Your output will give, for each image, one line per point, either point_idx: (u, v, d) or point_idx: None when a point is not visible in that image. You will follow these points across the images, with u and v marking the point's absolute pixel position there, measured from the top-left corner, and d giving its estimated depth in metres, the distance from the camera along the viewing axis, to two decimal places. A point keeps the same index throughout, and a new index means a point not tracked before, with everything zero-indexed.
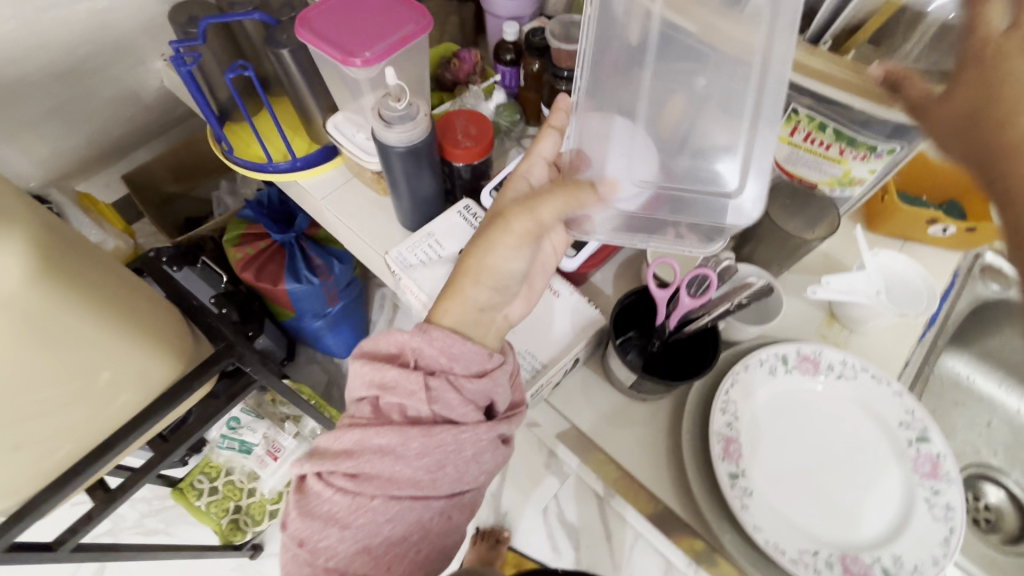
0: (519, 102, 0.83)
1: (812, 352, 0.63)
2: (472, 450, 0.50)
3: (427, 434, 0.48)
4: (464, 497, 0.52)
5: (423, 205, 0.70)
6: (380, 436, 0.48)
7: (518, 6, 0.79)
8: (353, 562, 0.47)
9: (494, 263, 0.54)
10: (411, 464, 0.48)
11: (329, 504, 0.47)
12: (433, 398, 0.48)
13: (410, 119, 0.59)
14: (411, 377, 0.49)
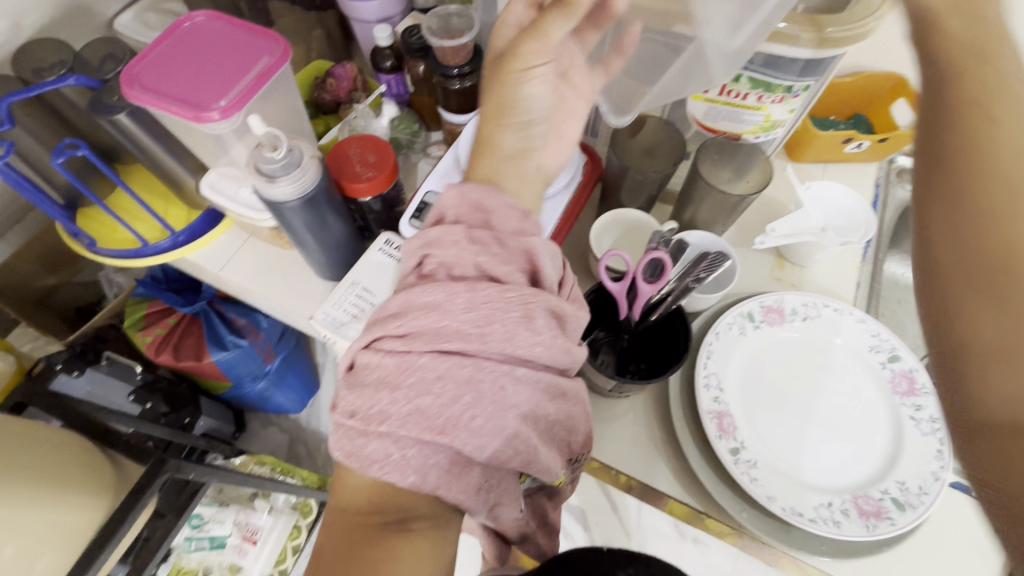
0: (413, 108, 0.76)
1: (774, 302, 0.62)
2: (522, 313, 0.39)
3: (472, 287, 0.38)
4: (524, 369, 0.38)
5: (338, 250, 0.62)
6: (422, 294, 0.38)
7: (384, 5, 0.71)
8: (405, 428, 0.35)
9: (514, 94, 0.46)
10: (457, 312, 0.37)
11: (377, 368, 0.37)
12: (476, 247, 0.40)
13: (296, 166, 0.50)
14: (452, 233, 0.41)
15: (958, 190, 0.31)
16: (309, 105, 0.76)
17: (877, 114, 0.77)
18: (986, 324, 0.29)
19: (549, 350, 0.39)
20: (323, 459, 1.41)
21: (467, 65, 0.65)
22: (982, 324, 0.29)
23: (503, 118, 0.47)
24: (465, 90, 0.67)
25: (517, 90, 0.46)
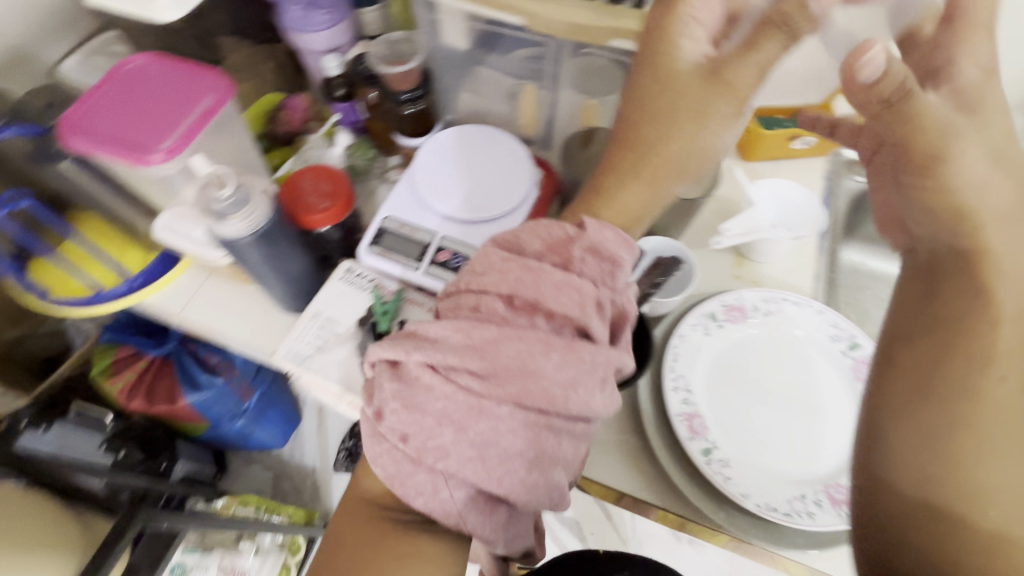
0: (368, 133, 0.74)
1: (735, 300, 0.63)
2: (601, 376, 0.40)
3: (569, 347, 0.39)
4: (579, 427, 0.40)
5: (299, 283, 0.61)
6: (508, 345, 0.38)
7: (332, 34, 0.70)
8: (463, 470, 0.38)
9: (694, 143, 0.49)
10: (550, 370, 0.38)
11: (444, 401, 0.38)
12: (570, 296, 0.40)
13: (246, 202, 0.50)
14: (569, 286, 0.40)
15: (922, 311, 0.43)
16: (265, 138, 0.75)
17: None
18: (927, 455, 0.38)
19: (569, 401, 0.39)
20: (310, 494, 1.36)
21: (418, 90, 0.66)
22: (916, 461, 0.38)
23: (685, 159, 0.48)
24: (418, 114, 0.68)
25: (697, 141, 0.49)
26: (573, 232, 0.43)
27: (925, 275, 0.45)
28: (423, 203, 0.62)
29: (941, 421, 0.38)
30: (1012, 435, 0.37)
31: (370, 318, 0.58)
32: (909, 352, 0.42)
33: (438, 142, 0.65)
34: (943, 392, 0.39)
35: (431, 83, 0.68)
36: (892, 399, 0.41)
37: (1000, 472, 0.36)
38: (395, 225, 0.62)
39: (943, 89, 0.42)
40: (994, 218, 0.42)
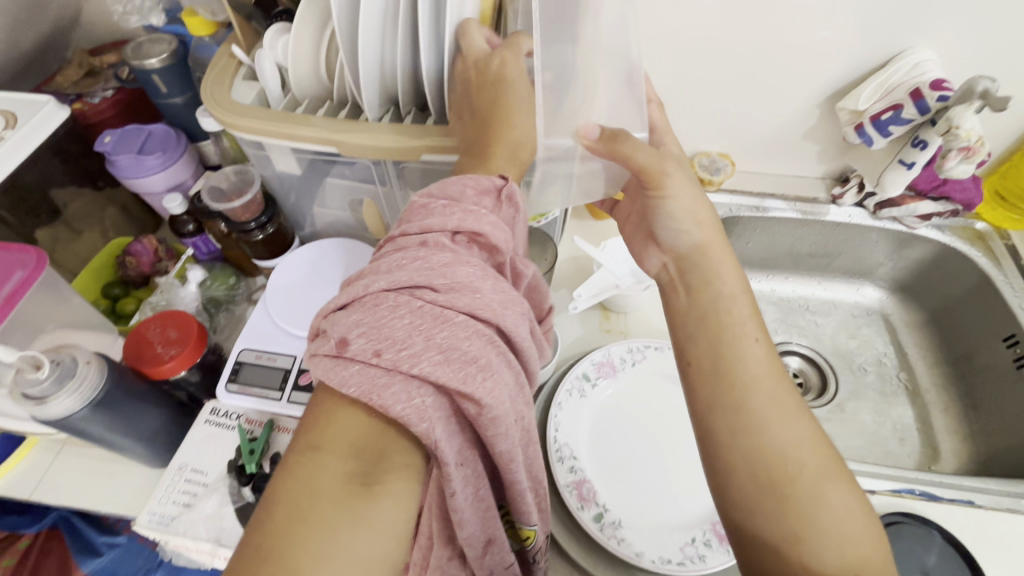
0: (227, 260, 0.75)
1: (603, 357, 0.66)
2: (523, 309, 0.38)
3: (501, 278, 0.37)
4: (515, 356, 0.37)
5: (159, 437, 0.58)
6: (461, 266, 0.35)
7: (171, 174, 0.71)
8: (437, 375, 0.32)
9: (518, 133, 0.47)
10: (488, 293, 0.35)
11: (410, 315, 0.33)
12: (505, 232, 0.39)
13: (71, 376, 0.48)
14: (504, 225, 0.39)
15: (681, 339, 0.48)
16: (115, 287, 0.72)
17: None
18: (736, 455, 0.42)
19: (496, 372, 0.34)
20: None
21: (262, 216, 0.67)
22: (735, 468, 0.42)
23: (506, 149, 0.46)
24: (269, 237, 0.69)
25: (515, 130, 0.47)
26: (501, 183, 0.41)
27: (680, 281, 0.51)
28: (281, 329, 0.61)
29: (733, 407, 0.43)
30: (784, 404, 0.43)
31: (237, 461, 0.56)
32: (695, 346, 0.47)
33: (293, 258, 0.66)
34: (723, 382, 0.44)
35: (275, 206, 0.69)
36: (698, 396, 0.45)
37: (791, 432, 0.41)
38: (252, 357, 0.60)
39: (622, 144, 0.46)
40: (693, 245, 0.51)
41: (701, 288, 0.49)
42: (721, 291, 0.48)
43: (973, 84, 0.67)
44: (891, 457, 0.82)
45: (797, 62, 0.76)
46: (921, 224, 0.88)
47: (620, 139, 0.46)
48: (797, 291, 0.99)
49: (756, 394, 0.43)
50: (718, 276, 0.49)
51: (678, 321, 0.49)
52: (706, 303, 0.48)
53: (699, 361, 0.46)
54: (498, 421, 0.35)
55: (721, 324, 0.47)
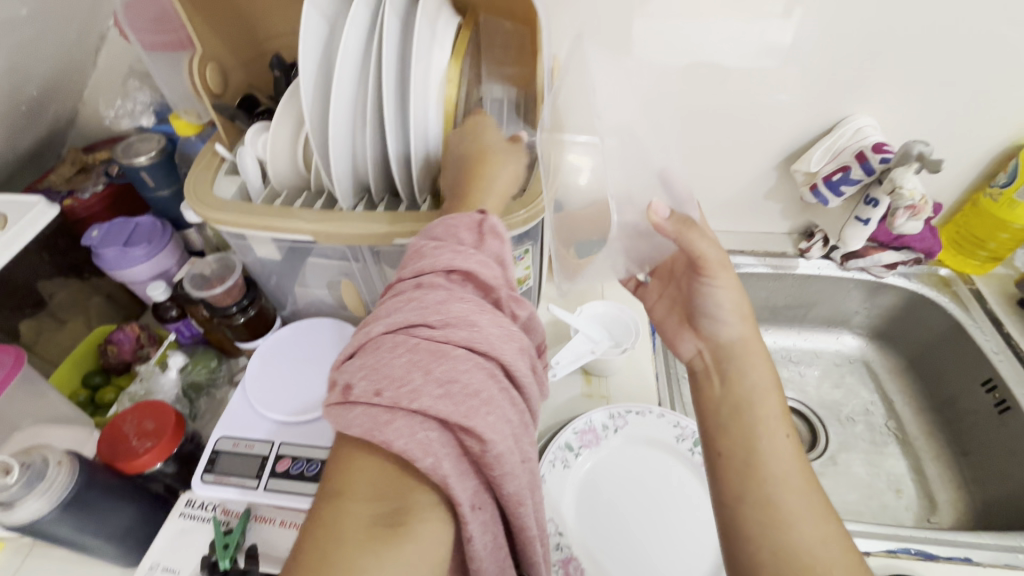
0: (209, 343, 0.76)
1: (585, 425, 0.66)
2: (520, 344, 0.39)
3: (496, 312, 0.38)
4: (517, 391, 0.37)
5: (133, 534, 0.56)
6: (457, 302, 0.36)
7: (156, 263, 0.73)
8: (438, 409, 0.32)
9: (498, 176, 0.50)
10: (487, 327, 0.36)
11: (408, 353, 0.34)
12: (494, 265, 0.40)
13: (41, 478, 0.48)
14: (493, 262, 0.40)
15: (714, 427, 0.50)
16: (96, 375, 0.73)
17: None
18: (764, 550, 0.42)
19: (496, 403, 0.34)
20: None
21: (244, 299, 0.69)
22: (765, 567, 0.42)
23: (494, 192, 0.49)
24: (251, 319, 0.70)
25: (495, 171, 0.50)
26: (479, 216, 0.42)
27: (715, 369, 0.53)
28: (259, 414, 0.61)
29: (761, 500, 0.44)
30: (811, 502, 0.43)
31: (212, 556, 0.54)
32: (727, 441, 0.48)
33: (273, 342, 0.67)
34: (750, 473, 0.45)
35: (256, 289, 0.71)
36: (730, 490, 0.46)
37: (817, 534, 0.42)
38: (229, 445, 0.59)
39: (688, 232, 0.51)
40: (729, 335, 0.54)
41: (734, 377, 0.51)
42: (757, 382, 0.50)
43: (909, 147, 0.71)
44: (889, 510, 0.81)
45: (751, 130, 0.81)
46: (888, 273, 0.90)
47: (689, 222, 0.52)
48: (777, 343, 1.01)
49: (786, 490, 0.44)
50: (757, 365, 0.51)
51: (712, 407, 0.51)
52: (740, 392, 0.50)
53: (732, 451, 0.48)
54: (504, 458, 0.34)
55: (752, 413, 0.49)
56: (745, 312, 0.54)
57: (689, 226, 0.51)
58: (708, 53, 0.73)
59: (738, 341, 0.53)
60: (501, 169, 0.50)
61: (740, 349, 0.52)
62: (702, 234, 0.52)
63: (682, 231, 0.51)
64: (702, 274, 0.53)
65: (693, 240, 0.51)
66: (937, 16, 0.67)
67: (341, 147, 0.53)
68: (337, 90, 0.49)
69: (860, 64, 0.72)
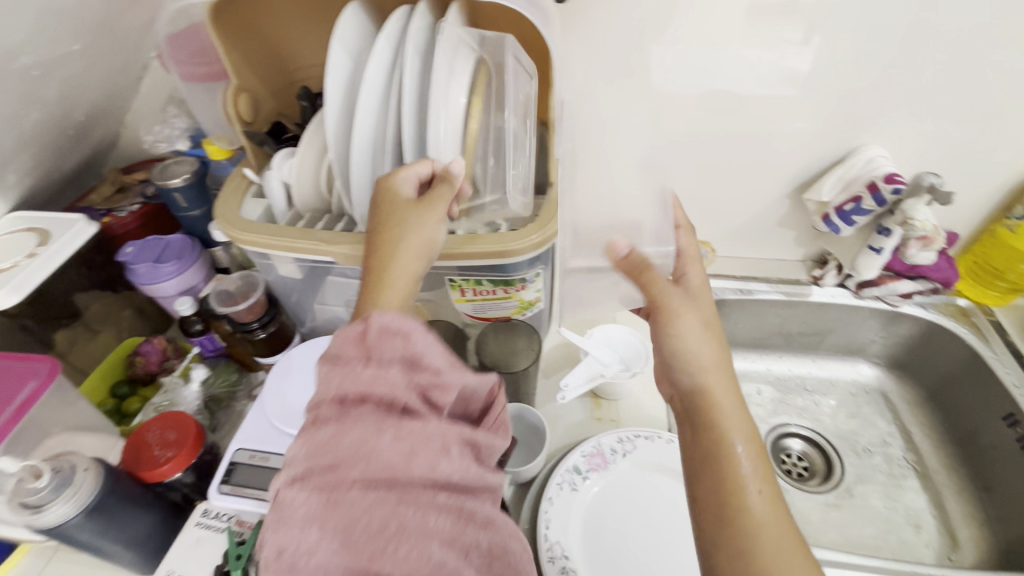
0: (230, 357, 0.78)
1: (594, 448, 0.67)
2: (441, 443, 0.37)
3: (397, 421, 0.36)
4: (445, 498, 0.36)
5: (149, 542, 0.58)
6: (347, 433, 0.36)
7: (183, 279, 0.77)
8: (336, 564, 0.32)
9: (426, 237, 0.50)
10: (385, 450, 0.35)
11: (302, 510, 0.34)
12: (391, 367, 0.38)
13: (68, 485, 0.50)
14: (388, 368, 0.38)
15: (698, 467, 0.45)
16: (122, 386, 0.76)
17: None
18: None
19: (406, 535, 0.34)
20: None
21: (266, 316, 0.72)
22: None
23: (405, 258, 0.49)
24: (271, 335, 0.73)
25: (412, 233, 0.49)
26: (363, 325, 0.40)
27: (689, 400, 0.50)
28: (275, 427, 0.63)
29: (750, 572, 0.39)
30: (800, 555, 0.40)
31: (224, 566, 0.56)
32: (710, 478, 0.44)
33: (291, 357, 0.69)
34: (736, 539, 0.41)
35: (278, 306, 0.74)
36: (722, 563, 0.41)
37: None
38: (246, 457, 0.61)
39: (638, 271, 0.54)
40: (702, 363, 0.50)
41: (708, 412, 0.48)
42: (734, 418, 0.47)
43: (920, 179, 0.73)
44: (907, 547, 0.78)
45: (762, 159, 0.83)
46: (904, 302, 0.90)
47: (643, 261, 0.55)
48: (792, 371, 1.00)
49: (776, 539, 0.40)
50: (728, 399, 0.48)
51: (692, 445, 0.47)
52: (719, 426, 0.46)
53: (716, 494, 0.43)
54: None
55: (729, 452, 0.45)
56: (713, 342, 0.52)
57: (643, 271, 0.54)
58: (721, 79, 0.74)
59: (708, 373, 0.50)
60: (423, 225, 0.50)
61: (709, 380, 0.49)
62: (656, 273, 0.54)
63: (632, 272, 0.55)
64: (663, 307, 0.53)
65: (650, 280, 0.54)
66: (949, 47, 0.68)
67: (363, 172, 0.55)
68: (361, 119, 0.53)
69: (871, 94, 0.73)
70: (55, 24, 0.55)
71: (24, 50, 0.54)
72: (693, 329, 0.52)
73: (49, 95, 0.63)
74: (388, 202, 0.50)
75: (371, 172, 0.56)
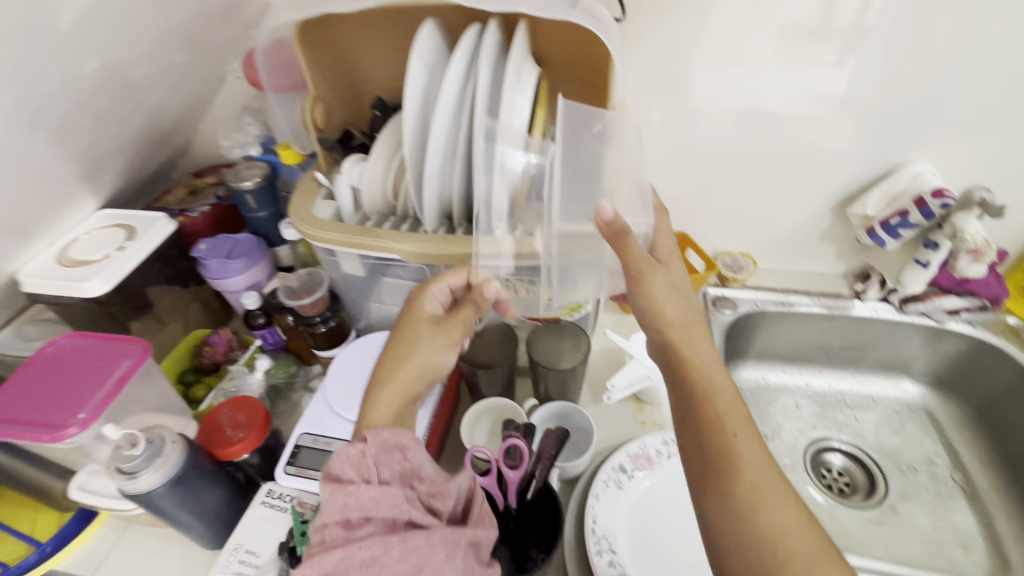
0: (289, 350, 0.83)
1: (639, 449, 0.68)
2: (444, 551, 0.44)
3: (402, 537, 0.43)
4: None
5: (219, 517, 0.62)
6: (359, 552, 0.41)
7: (250, 276, 0.82)
8: None
9: (430, 361, 0.61)
10: (394, 567, 0.42)
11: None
12: (392, 490, 0.45)
13: (158, 454, 0.54)
14: (387, 491, 0.45)
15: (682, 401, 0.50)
16: (189, 373, 0.80)
17: None
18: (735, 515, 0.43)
19: None
20: None
21: (327, 311, 0.76)
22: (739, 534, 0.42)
23: (407, 380, 0.60)
24: (331, 330, 0.77)
25: (418, 357, 0.61)
26: (362, 446, 0.48)
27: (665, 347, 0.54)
28: (336, 415, 0.67)
29: (724, 493, 0.44)
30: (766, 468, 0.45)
31: (290, 542, 0.58)
32: (691, 412, 0.49)
33: (350, 351, 0.73)
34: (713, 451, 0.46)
35: (338, 303, 0.78)
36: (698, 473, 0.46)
37: (779, 508, 0.42)
38: (310, 441, 0.65)
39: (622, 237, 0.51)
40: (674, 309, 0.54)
41: (678, 356, 0.53)
42: (701, 354, 0.52)
43: (971, 195, 0.75)
44: (956, 566, 0.77)
45: (805, 173, 0.84)
46: (951, 319, 0.89)
47: (625, 234, 0.50)
48: (832, 386, 0.99)
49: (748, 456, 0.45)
50: (699, 344, 0.53)
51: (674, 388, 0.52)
52: (691, 365, 0.51)
53: (695, 421, 0.48)
54: None
55: (701, 387, 0.50)
56: (683, 296, 0.55)
57: (622, 238, 0.50)
58: (765, 98, 0.76)
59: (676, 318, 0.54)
60: (430, 351, 0.61)
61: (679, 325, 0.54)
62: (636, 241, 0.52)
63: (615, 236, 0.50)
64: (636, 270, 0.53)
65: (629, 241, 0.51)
66: (995, 67, 0.69)
67: (433, 173, 0.60)
68: (437, 124, 0.57)
69: (918, 110, 0.75)
70: (167, 40, 0.62)
71: (141, 62, 0.61)
72: (664, 288, 0.54)
73: (148, 103, 0.70)
74: (402, 334, 0.62)
75: (442, 172, 0.61)
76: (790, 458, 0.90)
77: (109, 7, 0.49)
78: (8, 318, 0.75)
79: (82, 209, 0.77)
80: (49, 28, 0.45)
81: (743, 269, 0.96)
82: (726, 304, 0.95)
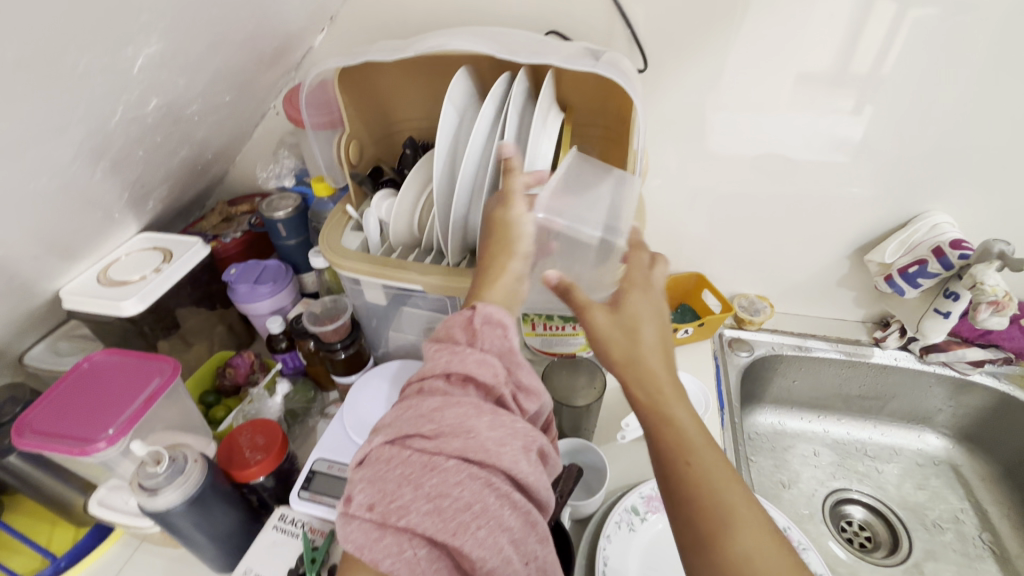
0: (308, 375, 0.85)
1: (652, 490, 0.68)
2: (524, 443, 0.39)
3: (496, 410, 0.39)
4: (518, 495, 0.38)
5: (230, 539, 0.62)
6: (453, 407, 0.38)
7: (276, 300, 0.85)
8: (425, 527, 0.34)
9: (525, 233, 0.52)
10: (482, 431, 0.38)
11: (401, 465, 0.37)
12: (493, 358, 0.42)
13: (180, 472, 0.55)
14: (489, 361, 0.41)
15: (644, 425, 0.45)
16: (210, 394, 0.82)
17: (695, 302, 0.99)
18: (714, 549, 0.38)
19: (489, 515, 0.36)
20: None
21: (347, 338, 0.78)
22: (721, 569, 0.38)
23: (502, 255, 0.51)
24: (350, 356, 0.78)
25: (514, 229, 0.52)
26: (471, 313, 0.44)
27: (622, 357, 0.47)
28: (352, 441, 0.68)
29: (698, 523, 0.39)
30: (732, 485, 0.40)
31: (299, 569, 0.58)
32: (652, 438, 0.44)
33: (368, 377, 0.74)
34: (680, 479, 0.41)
35: (359, 330, 0.80)
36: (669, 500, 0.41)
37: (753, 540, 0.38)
38: (324, 466, 0.65)
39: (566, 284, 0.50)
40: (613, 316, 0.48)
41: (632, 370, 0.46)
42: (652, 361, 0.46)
43: (989, 246, 0.74)
44: None
45: (822, 219, 0.85)
46: (975, 370, 0.88)
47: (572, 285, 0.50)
48: (852, 435, 0.97)
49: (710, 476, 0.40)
50: (655, 345, 0.47)
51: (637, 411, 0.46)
52: (651, 376, 0.46)
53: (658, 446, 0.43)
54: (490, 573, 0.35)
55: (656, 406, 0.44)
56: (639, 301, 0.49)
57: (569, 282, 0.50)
58: (782, 145, 0.79)
59: (629, 323, 0.48)
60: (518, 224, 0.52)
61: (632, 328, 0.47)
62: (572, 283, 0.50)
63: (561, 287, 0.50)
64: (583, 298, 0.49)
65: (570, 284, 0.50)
66: (1008, 124, 0.71)
67: (460, 210, 0.62)
68: (466, 165, 0.60)
69: (934, 163, 0.76)
70: (219, 82, 0.67)
71: (195, 100, 0.66)
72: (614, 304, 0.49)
73: (196, 137, 0.75)
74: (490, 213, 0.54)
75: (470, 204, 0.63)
76: (809, 508, 0.87)
77: (175, 52, 0.54)
78: (44, 333, 0.79)
79: (125, 232, 0.81)
80: (120, 71, 0.49)
81: (759, 312, 0.96)
82: (742, 346, 0.95)
